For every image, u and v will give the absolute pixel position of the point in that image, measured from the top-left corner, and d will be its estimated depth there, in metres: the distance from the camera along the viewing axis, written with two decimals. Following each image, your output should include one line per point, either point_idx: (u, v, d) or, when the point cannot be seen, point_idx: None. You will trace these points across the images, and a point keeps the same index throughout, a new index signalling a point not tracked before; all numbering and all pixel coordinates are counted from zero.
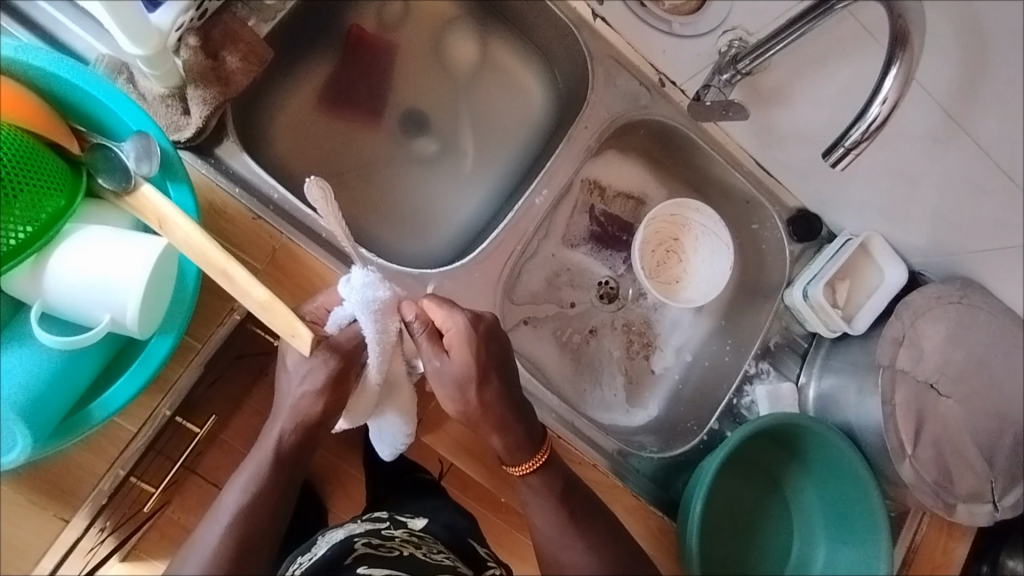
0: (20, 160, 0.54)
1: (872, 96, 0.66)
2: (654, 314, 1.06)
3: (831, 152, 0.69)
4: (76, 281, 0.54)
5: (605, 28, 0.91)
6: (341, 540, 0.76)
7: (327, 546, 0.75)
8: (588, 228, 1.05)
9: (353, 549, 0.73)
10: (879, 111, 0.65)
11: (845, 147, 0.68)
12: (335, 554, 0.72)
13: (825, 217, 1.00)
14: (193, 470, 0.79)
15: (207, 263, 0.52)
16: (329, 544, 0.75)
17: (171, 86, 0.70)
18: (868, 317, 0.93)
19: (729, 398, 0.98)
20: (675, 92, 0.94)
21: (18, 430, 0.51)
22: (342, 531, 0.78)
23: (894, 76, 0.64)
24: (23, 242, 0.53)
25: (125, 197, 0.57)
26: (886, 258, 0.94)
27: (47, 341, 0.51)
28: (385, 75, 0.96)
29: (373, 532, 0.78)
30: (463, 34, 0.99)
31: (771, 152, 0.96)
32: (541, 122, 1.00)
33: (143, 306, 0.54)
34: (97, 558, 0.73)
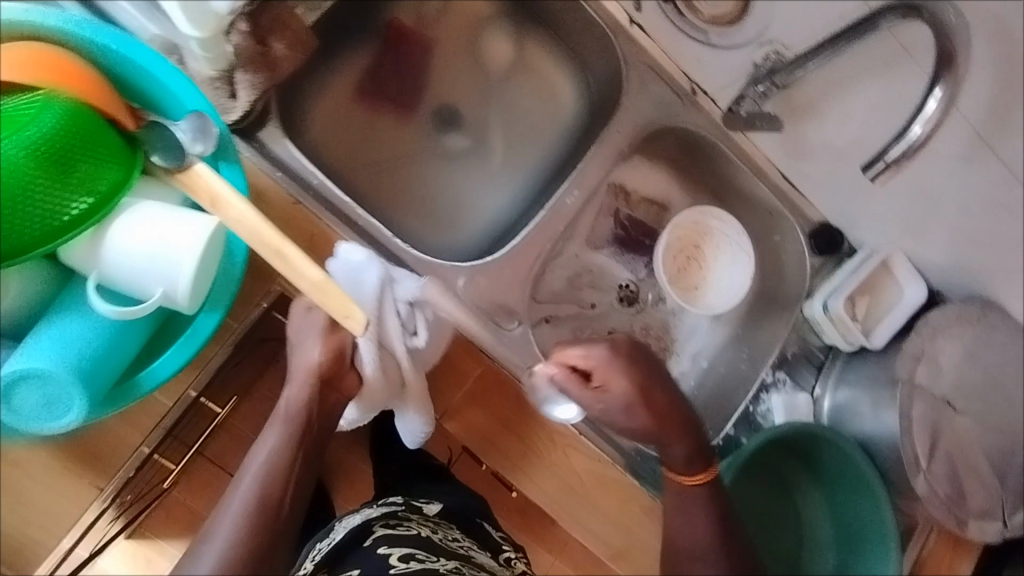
0: (78, 131, 0.54)
1: (914, 115, 0.68)
2: (673, 319, 1.07)
3: (872, 166, 0.70)
4: (133, 253, 0.55)
5: (641, 35, 0.92)
6: (359, 526, 0.77)
7: (344, 532, 0.77)
8: (612, 231, 1.06)
9: (370, 531, 0.75)
10: (919, 131, 0.67)
11: (885, 163, 0.69)
12: (353, 538, 0.75)
13: (847, 233, 1.00)
14: (204, 454, 0.79)
15: (261, 244, 0.53)
16: (348, 529, 0.78)
17: (220, 70, 0.71)
18: (886, 332, 0.94)
19: (745, 406, 0.99)
20: (706, 101, 0.95)
21: (74, 397, 0.51)
22: (360, 516, 0.80)
23: (939, 96, 0.65)
24: (83, 214, 0.55)
25: (177, 174, 0.58)
26: (905, 275, 0.96)
27: (103, 309, 0.52)
28: (421, 70, 0.97)
29: (390, 514, 0.79)
30: (499, 34, 1.00)
31: (798, 164, 0.98)
32: (572, 124, 1.01)
33: (195, 279, 0.56)
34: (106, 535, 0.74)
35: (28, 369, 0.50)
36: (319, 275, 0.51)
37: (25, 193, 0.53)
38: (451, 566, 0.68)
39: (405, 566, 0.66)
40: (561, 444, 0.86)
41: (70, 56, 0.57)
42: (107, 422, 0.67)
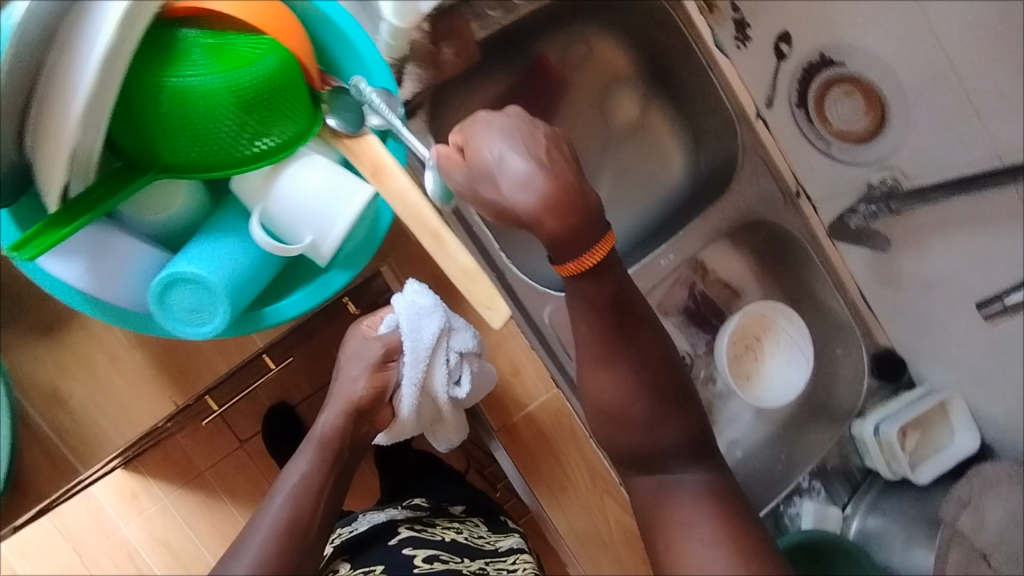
0: (283, 79, 0.57)
1: None
2: (718, 402, 1.07)
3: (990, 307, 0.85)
4: (297, 197, 0.59)
5: (762, 129, 0.97)
6: (384, 521, 0.83)
7: (369, 524, 0.82)
8: (683, 302, 1.08)
9: (395, 531, 0.80)
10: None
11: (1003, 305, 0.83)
12: (377, 531, 0.80)
13: (911, 365, 1.03)
14: None
15: (419, 219, 0.56)
16: (370, 522, 0.82)
17: (395, 58, 0.76)
18: (931, 471, 0.95)
19: (777, 503, 1.00)
20: (806, 206, 1.00)
21: (220, 312, 0.54)
22: (384, 512, 0.85)
23: None
24: (263, 152, 0.58)
25: (346, 139, 0.63)
26: (961, 422, 0.96)
27: (259, 239, 0.56)
28: (551, 108, 1.03)
29: (415, 516, 0.84)
30: (629, 94, 1.06)
31: (878, 289, 1.01)
32: (674, 193, 1.05)
33: (343, 235, 0.60)
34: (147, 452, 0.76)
35: (189, 272, 0.53)
36: (473, 262, 0.53)
37: (221, 125, 0.55)
38: (474, 569, 0.75)
39: (429, 566, 0.73)
40: (599, 487, 0.85)
41: (288, 10, 0.59)
42: (202, 344, 0.69)
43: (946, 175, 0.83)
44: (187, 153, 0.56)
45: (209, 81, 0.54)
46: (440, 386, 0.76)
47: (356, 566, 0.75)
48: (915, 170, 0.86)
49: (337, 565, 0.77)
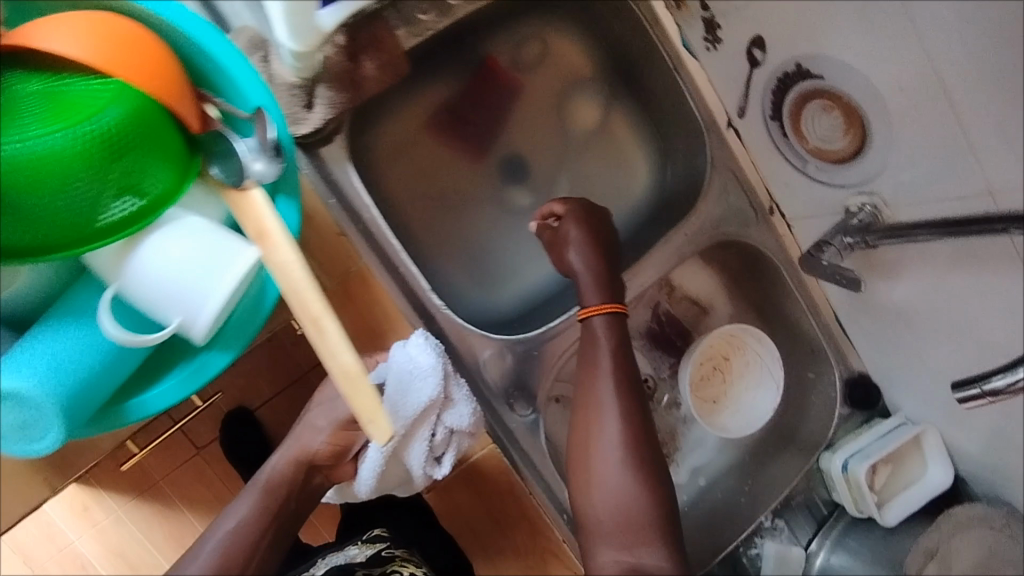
0: (141, 129, 0.49)
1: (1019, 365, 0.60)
2: (683, 428, 1.02)
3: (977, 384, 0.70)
4: (159, 272, 0.50)
5: (734, 140, 0.89)
6: (342, 564, 0.73)
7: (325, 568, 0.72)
8: (646, 324, 1.01)
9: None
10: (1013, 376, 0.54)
11: None
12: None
13: (885, 393, 0.97)
14: None
15: (298, 305, 0.48)
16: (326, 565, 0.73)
17: (304, 78, 0.65)
18: (900, 511, 0.89)
19: (735, 546, 0.96)
20: (779, 223, 0.93)
21: (56, 423, 0.46)
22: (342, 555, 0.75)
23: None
24: (121, 220, 0.49)
25: (230, 190, 0.53)
26: (934, 455, 0.90)
27: (109, 332, 0.47)
28: (503, 114, 0.92)
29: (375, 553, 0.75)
30: (589, 98, 0.95)
31: (854, 317, 0.94)
32: (638, 208, 0.96)
33: (216, 317, 0.51)
34: None
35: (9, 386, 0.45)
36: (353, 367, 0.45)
37: (58, 188, 0.47)
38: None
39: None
40: None
41: (155, 42, 0.50)
42: None
43: (921, 214, 0.72)
44: (24, 222, 0.47)
45: (45, 138, 0.46)
46: (415, 459, 0.72)
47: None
48: (895, 200, 0.74)
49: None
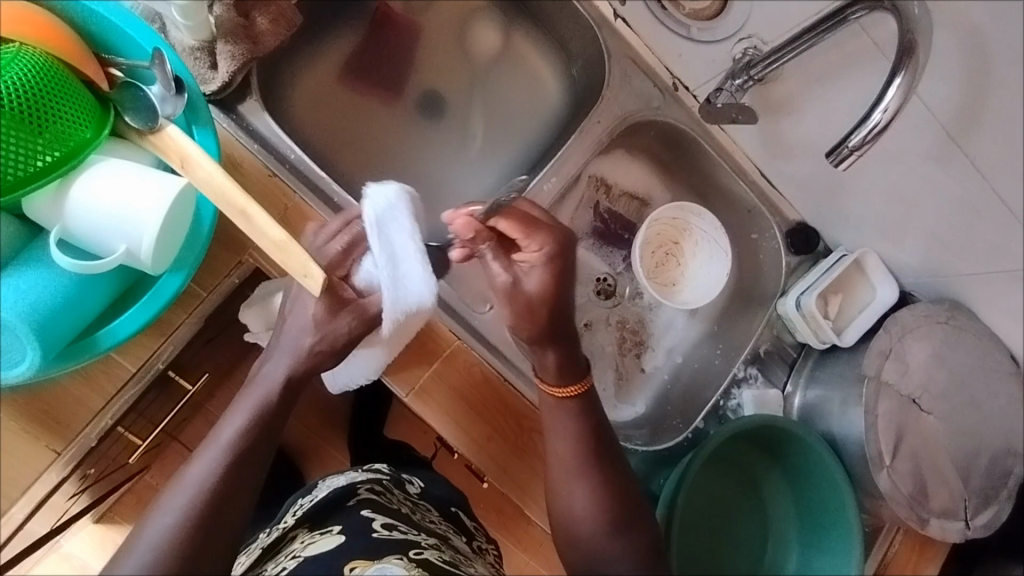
0: (51, 87, 0.55)
1: (875, 102, 0.64)
2: (649, 313, 1.06)
3: (834, 153, 0.65)
4: (97, 208, 0.55)
5: (626, 30, 0.91)
6: (343, 486, 0.75)
7: (328, 489, 0.74)
8: (592, 224, 1.04)
9: (356, 494, 0.72)
10: (880, 118, 0.62)
11: (849, 148, 0.64)
12: (336, 498, 0.72)
13: (824, 234, 0.98)
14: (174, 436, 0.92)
15: (229, 204, 0.55)
16: (331, 488, 0.75)
17: (201, 40, 0.72)
18: (857, 331, 0.93)
19: (716, 399, 0.99)
20: (687, 97, 0.93)
21: (29, 347, 0.54)
22: (343, 478, 0.77)
23: (898, 85, 0.62)
24: (49, 166, 0.55)
25: (149, 135, 0.58)
26: (879, 277, 0.94)
27: (62, 263, 0.54)
28: (407, 54, 0.98)
29: (376, 481, 0.76)
30: (487, 24, 1.00)
31: (778, 164, 0.96)
32: (555, 114, 1.01)
33: (157, 241, 0.56)
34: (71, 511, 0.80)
35: None
36: (281, 233, 0.52)
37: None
38: (432, 542, 0.67)
39: (388, 533, 0.65)
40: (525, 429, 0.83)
41: (61, 24, 0.58)
42: (65, 382, 0.69)
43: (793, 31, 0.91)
44: None
45: None
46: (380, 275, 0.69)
47: (315, 531, 0.68)
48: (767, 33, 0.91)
49: (295, 532, 0.70)
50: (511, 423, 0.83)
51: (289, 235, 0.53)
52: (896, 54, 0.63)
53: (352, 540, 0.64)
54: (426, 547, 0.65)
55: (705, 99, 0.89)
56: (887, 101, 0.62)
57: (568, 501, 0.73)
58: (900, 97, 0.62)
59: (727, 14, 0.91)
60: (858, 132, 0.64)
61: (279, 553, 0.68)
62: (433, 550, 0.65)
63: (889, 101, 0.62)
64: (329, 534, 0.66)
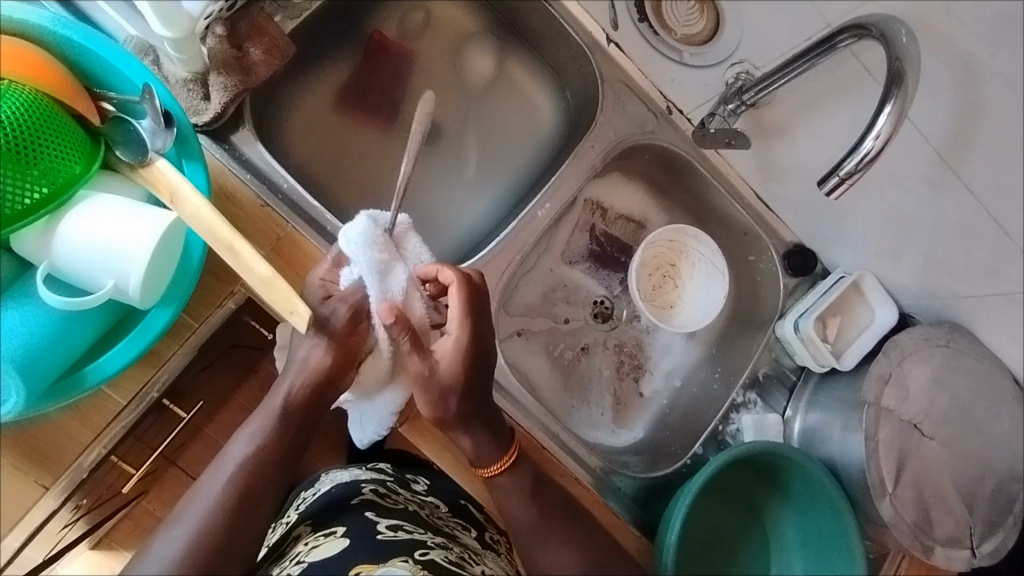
0: (41, 124, 0.55)
1: (865, 130, 0.63)
2: (647, 337, 1.05)
3: (824, 181, 0.65)
4: (86, 244, 0.55)
5: (619, 54, 0.92)
6: (348, 482, 0.75)
7: (332, 483, 0.75)
8: (587, 247, 1.04)
9: (360, 493, 0.73)
10: (872, 146, 0.62)
11: (839, 177, 0.64)
12: (339, 494, 0.73)
13: (822, 255, 1.00)
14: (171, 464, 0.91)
15: (216, 240, 0.55)
16: (335, 482, 0.75)
17: (194, 71, 0.73)
18: (857, 354, 0.92)
19: (715, 424, 0.98)
20: (681, 120, 0.95)
21: (15, 386, 0.53)
22: (348, 474, 0.77)
23: (888, 113, 0.61)
24: (38, 202, 0.55)
25: (139, 169, 0.59)
26: (877, 297, 0.94)
27: (51, 301, 0.53)
28: (402, 80, 0.98)
29: (380, 482, 0.76)
30: (481, 50, 1.01)
31: (773, 185, 0.97)
32: (549, 139, 1.01)
33: (146, 276, 0.56)
34: (66, 541, 0.79)
35: None
36: (267, 270, 0.52)
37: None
38: (439, 541, 0.67)
39: (392, 534, 0.65)
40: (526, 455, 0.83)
41: (53, 61, 0.58)
42: (55, 416, 0.68)
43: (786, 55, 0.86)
44: None
45: None
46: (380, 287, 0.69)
47: (320, 531, 0.68)
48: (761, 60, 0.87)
49: (301, 529, 0.71)
50: None
51: (275, 271, 0.53)
52: (885, 81, 0.63)
53: (356, 543, 0.64)
54: (433, 547, 0.65)
55: (698, 124, 0.89)
56: (878, 128, 0.62)
57: (557, 517, 0.77)
58: (891, 123, 0.61)
59: (718, 40, 0.88)
60: (851, 158, 0.63)
61: (284, 555, 0.69)
62: (439, 550, 0.65)
63: (880, 128, 0.61)
64: (335, 535, 0.66)
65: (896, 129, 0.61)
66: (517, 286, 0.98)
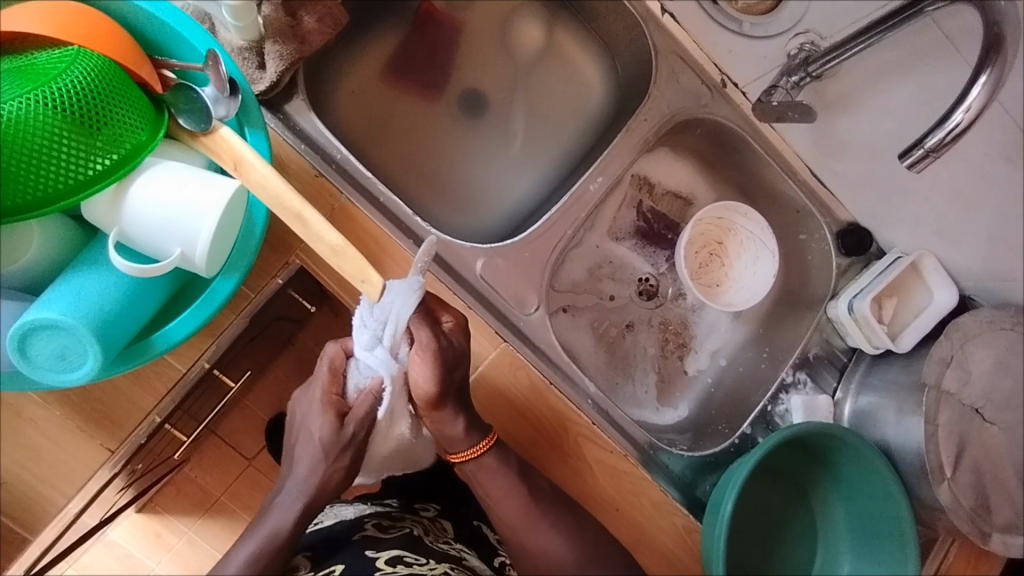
0: (108, 91, 0.55)
1: (956, 102, 0.61)
2: (693, 315, 1.03)
3: (908, 153, 0.64)
4: (155, 211, 0.55)
5: (673, 24, 0.87)
6: (352, 518, 0.77)
7: (336, 519, 0.77)
8: (634, 223, 1.02)
9: (361, 528, 0.74)
10: (962, 119, 0.60)
11: (924, 150, 0.63)
12: (340, 531, 0.75)
13: (877, 234, 0.94)
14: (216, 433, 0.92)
15: (284, 211, 0.55)
16: (338, 518, 0.77)
17: (250, 40, 0.72)
18: (914, 336, 0.89)
19: (764, 405, 0.95)
20: (736, 94, 0.89)
21: (91, 348, 0.53)
22: (353, 510, 0.80)
23: (983, 84, 0.59)
24: (108, 170, 0.55)
25: (202, 138, 0.58)
26: (936, 279, 0.90)
27: (121, 267, 0.53)
28: (450, 52, 0.96)
29: (383, 515, 0.77)
30: (531, 19, 0.98)
31: (831, 162, 0.93)
32: (599, 112, 0.99)
33: (213, 243, 0.56)
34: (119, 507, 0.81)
35: (47, 320, 0.52)
36: (340, 239, 0.53)
37: (42, 150, 0.53)
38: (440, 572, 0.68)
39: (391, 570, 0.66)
40: (572, 431, 0.83)
41: (118, 27, 0.58)
42: (120, 383, 0.69)
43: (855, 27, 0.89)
44: (18, 181, 0.52)
45: (22, 103, 0.51)
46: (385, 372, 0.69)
47: (318, 567, 0.70)
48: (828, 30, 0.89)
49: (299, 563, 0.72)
50: (561, 434, 0.83)
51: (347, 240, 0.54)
52: (982, 48, 0.60)
53: None
54: None
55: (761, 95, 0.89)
56: (971, 99, 0.60)
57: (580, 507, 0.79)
58: (985, 96, 0.59)
59: (781, 10, 0.89)
60: (936, 133, 0.62)
61: None
62: None
63: (972, 101, 0.60)
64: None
65: (991, 100, 0.59)
66: (563, 260, 0.97)
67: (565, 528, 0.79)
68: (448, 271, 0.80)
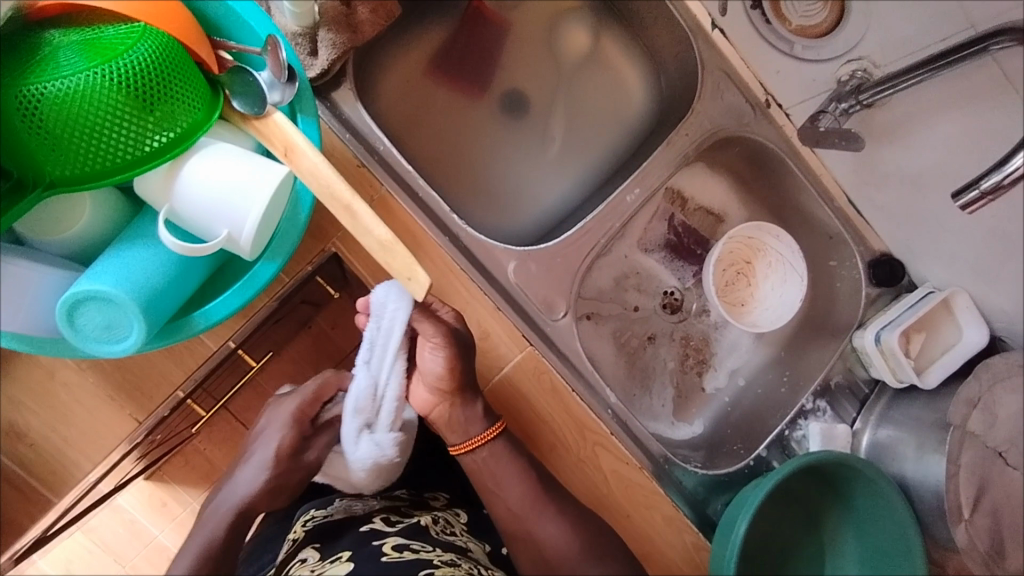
0: (169, 69, 0.55)
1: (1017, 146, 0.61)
2: (715, 332, 1.03)
3: (962, 193, 0.64)
4: (206, 191, 0.56)
5: (722, 40, 0.87)
6: (359, 511, 0.77)
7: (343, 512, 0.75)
8: (664, 236, 1.01)
9: (370, 521, 0.74)
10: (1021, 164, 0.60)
11: (980, 190, 0.63)
12: (348, 521, 0.74)
13: (909, 267, 0.94)
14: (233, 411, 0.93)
15: (332, 202, 0.55)
16: (347, 511, 0.76)
17: (304, 26, 0.72)
18: (940, 373, 0.88)
19: (781, 428, 0.95)
20: (779, 115, 0.89)
21: (136, 321, 0.54)
22: (361, 503, 0.78)
23: None
24: (163, 147, 0.56)
25: (254, 121, 0.58)
26: (967, 316, 0.89)
27: (169, 243, 0.53)
28: (495, 51, 0.96)
29: (391, 509, 0.77)
30: (578, 24, 0.98)
31: (869, 191, 0.92)
32: (638, 122, 0.98)
33: (260, 226, 0.57)
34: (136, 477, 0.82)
35: (97, 291, 0.52)
36: (388, 234, 0.54)
37: (101, 124, 0.53)
38: (447, 558, 0.68)
39: (397, 555, 0.66)
40: (590, 439, 0.82)
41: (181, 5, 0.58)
42: (153, 357, 0.70)
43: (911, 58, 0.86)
44: (76, 152, 0.53)
45: (85, 77, 0.52)
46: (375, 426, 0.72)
47: (325, 555, 0.68)
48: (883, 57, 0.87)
49: (305, 552, 0.70)
50: (577, 443, 0.83)
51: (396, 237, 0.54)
52: None
53: (361, 566, 0.65)
54: (439, 565, 0.65)
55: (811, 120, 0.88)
56: None
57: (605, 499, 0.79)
58: None
59: (837, 33, 0.87)
60: (992, 175, 0.62)
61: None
62: (446, 566, 0.65)
63: None
64: (339, 561, 0.66)
65: None
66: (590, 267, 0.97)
67: (575, 537, 0.79)
68: (479, 271, 0.80)
